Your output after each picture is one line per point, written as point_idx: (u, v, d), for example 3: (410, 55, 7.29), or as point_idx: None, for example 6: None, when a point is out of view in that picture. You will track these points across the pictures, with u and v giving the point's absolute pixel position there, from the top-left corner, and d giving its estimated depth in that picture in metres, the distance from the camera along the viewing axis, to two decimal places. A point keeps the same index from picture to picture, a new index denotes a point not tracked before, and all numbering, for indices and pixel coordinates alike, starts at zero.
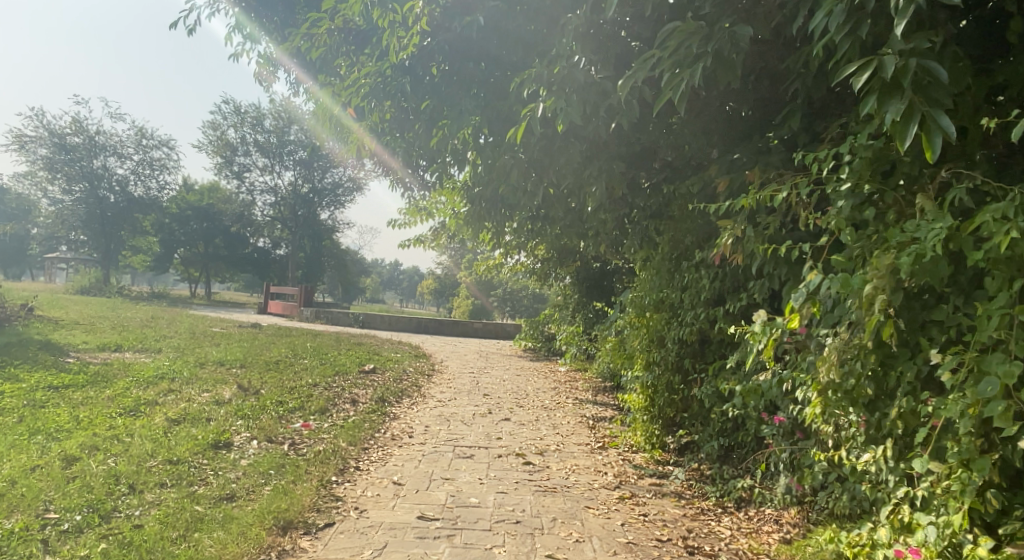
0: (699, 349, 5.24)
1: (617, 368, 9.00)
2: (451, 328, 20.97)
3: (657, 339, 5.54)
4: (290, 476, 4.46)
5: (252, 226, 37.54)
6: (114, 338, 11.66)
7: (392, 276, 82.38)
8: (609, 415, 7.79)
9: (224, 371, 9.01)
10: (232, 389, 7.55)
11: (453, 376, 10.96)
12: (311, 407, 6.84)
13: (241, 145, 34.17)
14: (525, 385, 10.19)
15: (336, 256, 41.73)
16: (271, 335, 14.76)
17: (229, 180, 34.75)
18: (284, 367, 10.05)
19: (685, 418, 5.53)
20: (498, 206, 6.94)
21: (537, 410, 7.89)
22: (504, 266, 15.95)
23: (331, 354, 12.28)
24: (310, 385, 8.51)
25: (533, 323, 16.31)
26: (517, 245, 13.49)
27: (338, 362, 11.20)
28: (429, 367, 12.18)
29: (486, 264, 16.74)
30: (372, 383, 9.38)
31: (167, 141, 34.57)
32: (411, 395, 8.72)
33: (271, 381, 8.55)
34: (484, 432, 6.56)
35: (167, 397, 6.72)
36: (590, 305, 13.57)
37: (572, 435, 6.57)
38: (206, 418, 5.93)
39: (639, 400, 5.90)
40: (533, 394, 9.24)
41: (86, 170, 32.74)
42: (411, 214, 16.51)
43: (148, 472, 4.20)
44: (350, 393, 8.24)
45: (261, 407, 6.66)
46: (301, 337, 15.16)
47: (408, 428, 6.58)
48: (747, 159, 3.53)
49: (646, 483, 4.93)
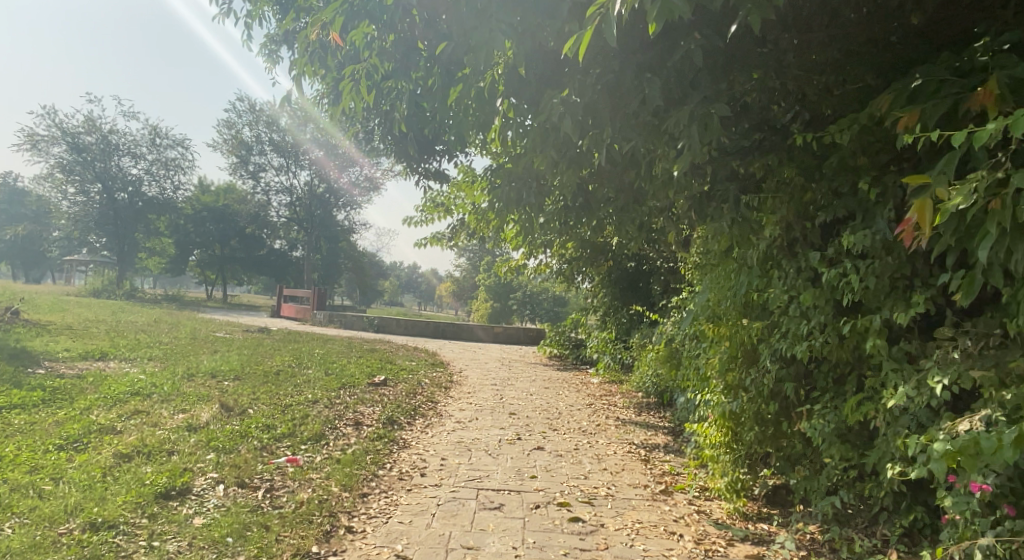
0: (804, 370, 4.00)
1: (668, 382, 7.74)
2: (470, 332, 19.72)
3: (743, 355, 4.29)
4: (254, 547, 3.25)
5: (269, 227, 36.73)
6: (100, 345, 10.55)
7: (410, 279, 81.60)
8: (663, 442, 6.52)
9: (211, 385, 7.80)
10: (213, 408, 6.38)
11: (474, 389, 9.72)
12: (302, 433, 5.62)
13: (256, 144, 33.18)
14: (557, 401, 8.93)
15: (354, 259, 40.84)
16: (277, 342, 13.58)
17: (244, 180, 33.99)
18: (283, 379, 8.86)
19: (780, 458, 4.27)
20: (530, 192, 5.69)
21: (576, 435, 6.62)
22: (528, 266, 14.66)
23: (339, 362, 11.09)
24: (308, 401, 7.31)
25: (560, 329, 15.00)
26: (543, 244, 12.26)
27: (346, 372, 10.00)
28: (447, 377, 10.96)
29: (509, 265, 15.51)
30: (381, 399, 8.14)
31: (181, 141, 33.80)
32: (426, 414, 7.48)
33: (263, 396, 7.36)
34: (514, 469, 5.28)
35: (128, 421, 5.52)
36: (624, 309, 12.30)
37: (623, 472, 5.31)
38: (167, 451, 4.74)
39: (714, 433, 4.64)
40: (566, 413, 8.00)
41: (99, 170, 32.05)
42: (428, 210, 15.25)
43: (52, 546, 3.02)
44: (353, 413, 7.00)
45: (243, 433, 5.46)
46: (310, 344, 13.96)
47: (421, 462, 5.35)
48: (942, 83, 2.34)
49: (741, 555, 3.66)
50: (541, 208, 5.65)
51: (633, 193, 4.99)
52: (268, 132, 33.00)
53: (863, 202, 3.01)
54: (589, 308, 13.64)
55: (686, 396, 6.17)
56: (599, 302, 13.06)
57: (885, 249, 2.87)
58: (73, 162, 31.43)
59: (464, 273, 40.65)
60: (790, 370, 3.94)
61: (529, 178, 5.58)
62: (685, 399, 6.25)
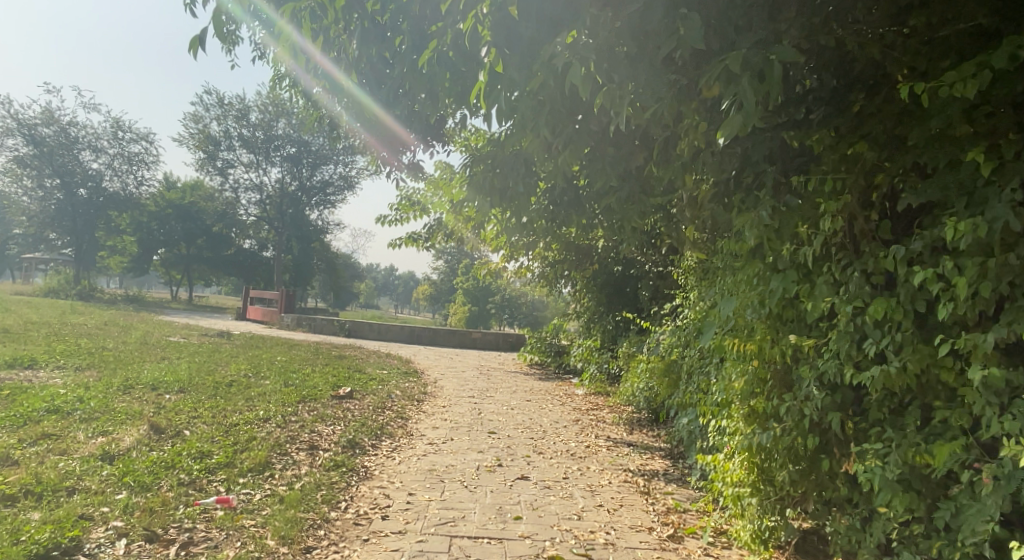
0: (853, 396, 3.28)
1: (664, 398, 7.00)
2: (446, 338, 18.83)
3: (776, 379, 3.56)
4: None
5: (238, 226, 35.48)
6: (32, 351, 9.48)
7: (386, 282, 80.41)
8: (662, 468, 5.76)
9: (149, 401, 6.84)
10: (142, 429, 5.46)
11: (449, 402, 8.89)
12: (242, 463, 4.73)
13: (224, 138, 31.88)
14: (540, 416, 8.15)
15: (327, 261, 39.70)
16: (237, 348, 12.59)
17: (212, 177, 32.74)
18: (235, 392, 7.93)
19: (818, 502, 3.55)
20: (517, 185, 4.89)
21: (564, 460, 5.85)
22: (508, 269, 13.88)
23: (301, 371, 10.15)
24: (258, 420, 6.42)
25: (541, 336, 14.19)
26: (524, 245, 11.49)
27: (307, 383, 9.09)
28: (421, 388, 10.11)
29: (487, 268, 14.71)
30: (344, 416, 7.25)
31: (146, 135, 32.41)
32: (394, 433, 6.64)
33: (207, 414, 6.45)
34: (495, 507, 4.46)
35: (30, 448, 4.58)
36: (610, 316, 11.57)
37: (622, 510, 4.54)
38: (67, 490, 3.85)
39: (734, 471, 3.90)
40: (551, 432, 7.21)
41: (58, 164, 30.57)
42: (403, 209, 14.28)
43: None
44: (310, 434, 6.12)
45: (171, 462, 4.58)
46: (272, 350, 12.98)
47: (385, 497, 4.51)
48: None
49: None
50: (528, 205, 4.86)
51: (639, 181, 4.23)
52: (237, 126, 31.70)
53: (965, 185, 2.28)
54: (573, 314, 12.85)
55: (691, 418, 5.40)
56: (584, 308, 12.27)
57: (1006, 243, 2.13)
58: (29, 155, 29.92)
59: (441, 276, 39.73)
60: (838, 399, 3.19)
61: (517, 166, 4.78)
62: (690, 421, 5.48)
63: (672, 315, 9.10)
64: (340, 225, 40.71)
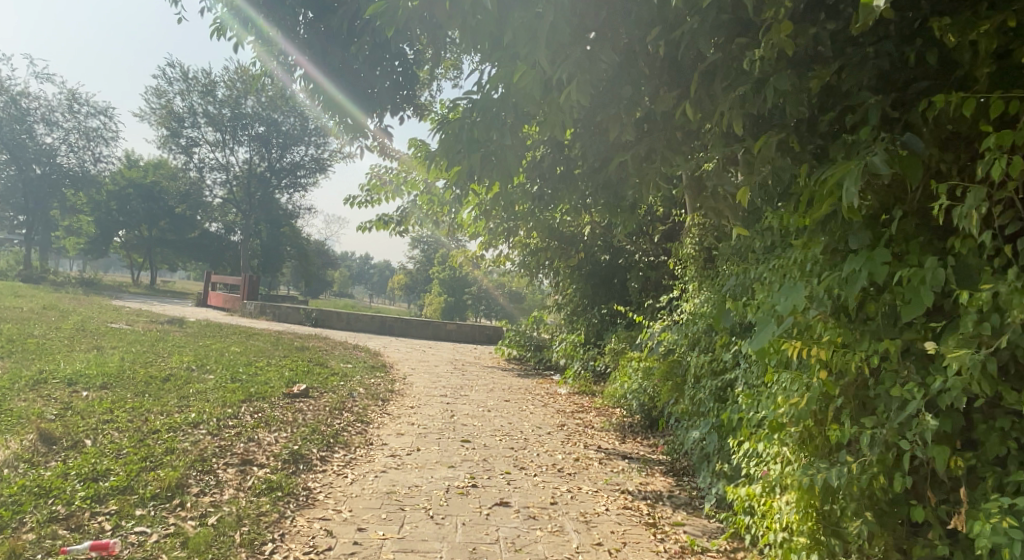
0: (965, 423, 2.34)
1: (664, 405, 6.07)
2: (419, 329, 17.82)
3: (846, 397, 2.60)
4: None
5: (204, 209, 33.99)
6: None
7: (361, 271, 78.94)
8: (668, 490, 4.83)
9: (58, 399, 5.80)
10: (31, 438, 4.44)
11: (418, 402, 7.93)
12: (145, 488, 3.74)
13: (189, 115, 30.30)
14: (521, 421, 7.20)
15: (298, 247, 38.36)
16: (187, 337, 11.47)
17: (176, 156, 31.20)
18: (169, 388, 6.90)
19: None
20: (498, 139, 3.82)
21: (551, 479, 4.91)
22: (486, 257, 12.92)
23: (254, 364, 9.12)
24: (186, 425, 5.41)
25: (520, 329, 13.24)
26: (505, 230, 10.55)
27: (258, 378, 8.07)
28: (388, 384, 9.13)
29: (465, 256, 13.72)
30: (294, 420, 6.25)
31: (105, 111, 30.81)
32: (351, 443, 5.66)
33: (124, 417, 5.42)
34: (467, 547, 3.51)
35: None
36: (596, 309, 10.66)
37: (628, 552, 3.61)
38: None
39: (779, 513, 2.95)
40: (535, 441, 6.26)
41: (9, 138, 28.92)
42: (374, 190, 13.14)
43: None
44: (246, 443, 5.13)
45: (48, 488, 3.59)
46: (227, 339, 11.87)
47: (326, 536, 3.53)
48: None
49: None
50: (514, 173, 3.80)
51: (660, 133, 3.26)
52: (203, 102, 30.14)
53: None
54: (556, 306, 11.91)
55: (704, 432, 4.49)
56: (568, 300, 11.33)
57: None
58: None
59: (417, 264, 38.78)
60: (950, 428, 2.24)
61: (501, 115, 3.73)
62: (701, 436, 4.56)
63: (668, 309, 8.20)
64: (312, 210, 39.30)
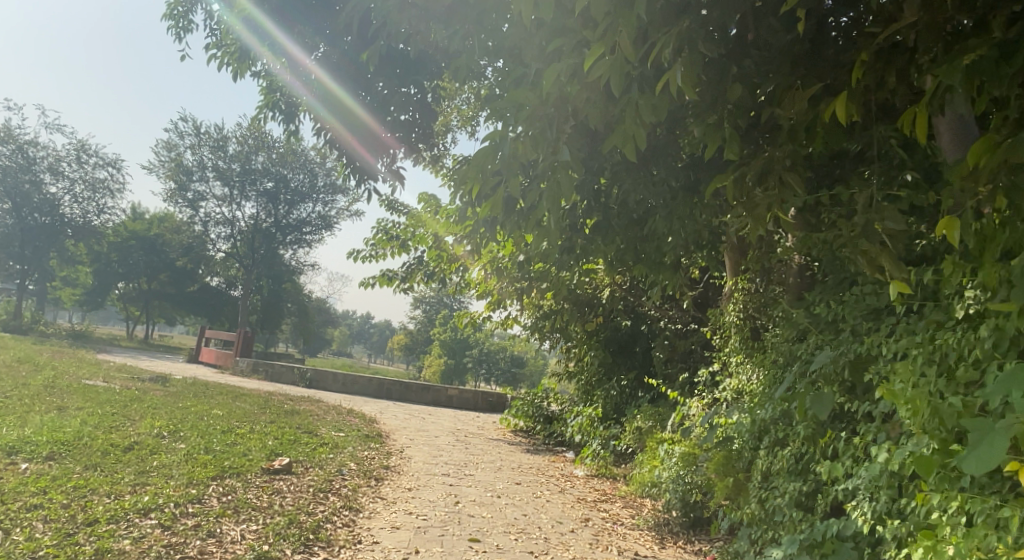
0: None
1: (715, 505, 5.02)
2: (418, 394, 16.69)
3: None
4: None
5: (205, 262, 33.38)
6: None
7: (362, 330, 77.99)
8: None
9: None
10: None
11: (418, 483, 6.88)
12: None
13: (198, 169, 30.03)
14: (541, 513, 6.13)
15: (299, 303, 37.59)
16: (166, 396, 10.42)
17: (181, 209, 30.75)
18: (127, 461, 5.87)
19: None
20: (547, 152, 3.08)
21: None
22: (494, 319, 12.03)
23: (233, 432, 8.07)
24: (132, 514, 4.39)
25: (529, 399, 12.14)
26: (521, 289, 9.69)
27: (237, 449, 7.04)
28: (384, 459, 8.08)
29: (473, 318, 12.81)
30: (270, 505, 5.23)
31: (113, 161, 30.59)
32: (336, 540, 4.62)
33: (56, 501, 4.39)
34: None
35: None
36: (616, 380, 9.67)
37: None
38: None
39: None
40: (560, 542, 5.19)
41: (13, 185, 28.56)
42: (380, 244, 12.36)
43: None
44: (203, 541, 4.11)
45: None
46: (210, 400, 10.82)
47: None
48: None
49: None
50: (573, 190, 2.93)
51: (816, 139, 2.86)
52: (213, 157, 29.89)
53: None
54: (570, 375, 10.93)
55: (789, 553, 3.47)
56: (584, 369, 10.36)
57: None
58: None
59: (419, 325, 38.12)
60: None
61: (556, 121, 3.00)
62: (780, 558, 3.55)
63: (706, 384, 7.24)
64: (315, 267, 38.68)
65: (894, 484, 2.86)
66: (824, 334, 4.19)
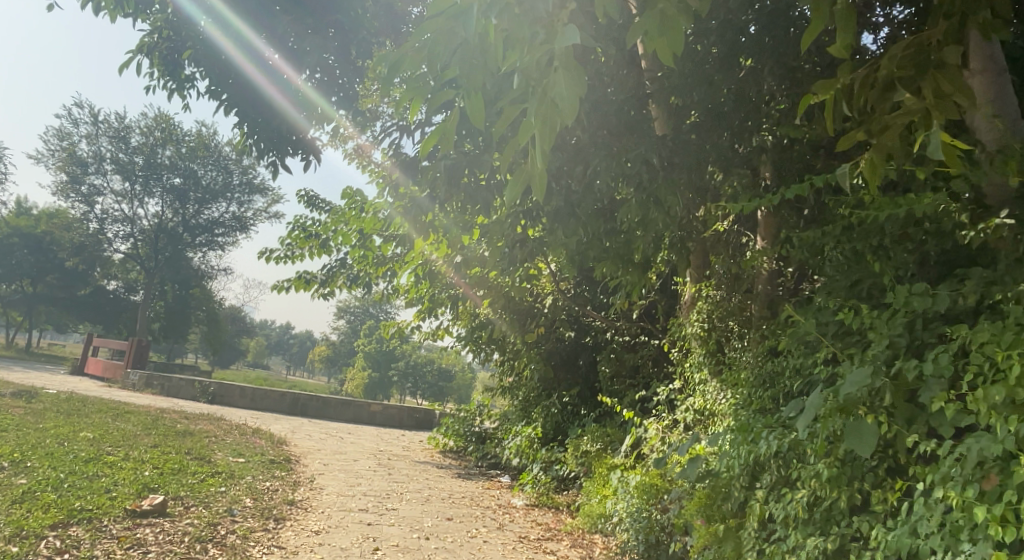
0: None
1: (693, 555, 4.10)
2: (337, 410, 15.30)
3: None
4: None
5: (101, 264, 30.52)
6: None
7: (280, 341, 74.56)
8: None
9: None
10: None
11: (326, 523, 5.69)
12: None
13: (94, 161, 27.42)
14: None
15: (210, 311, 35.09)
16: (25, 414, 8.74)
17: (75, 204, 27.98)
18: None
19: None
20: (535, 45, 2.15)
21: None
22: (423, 329, 10.90)
23: (100, 460, 6.61)
24: None
25: (460, 416, 11.06)
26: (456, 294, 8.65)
27: (97, 483, 5.64)
28: (289, 491, 6.82)
29: (398, 327, 11.65)
30: None
31: None
32: None
33: None
34: None
35: None
36: (558, 395, 8.76)
37: None
38: None
39: None
40: None
41: None
42: (296, 243, 11.06)
43: None
44: None
45: None
46: (84, 419, 9.19)
47: None
48: None
49: None
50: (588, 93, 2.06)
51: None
52: (113, 148, 27.44)
53: None
54: (505, 391, 9.95)
55: None
56: (522, 384, 9.37)
57: None
58: None
59: (343, 336, 36.57)
60: None
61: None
62: None
63: (663, 403, 6.39)
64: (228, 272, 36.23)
65: (1007, 557, 2.04)
66: (844, 346, 3.36)
